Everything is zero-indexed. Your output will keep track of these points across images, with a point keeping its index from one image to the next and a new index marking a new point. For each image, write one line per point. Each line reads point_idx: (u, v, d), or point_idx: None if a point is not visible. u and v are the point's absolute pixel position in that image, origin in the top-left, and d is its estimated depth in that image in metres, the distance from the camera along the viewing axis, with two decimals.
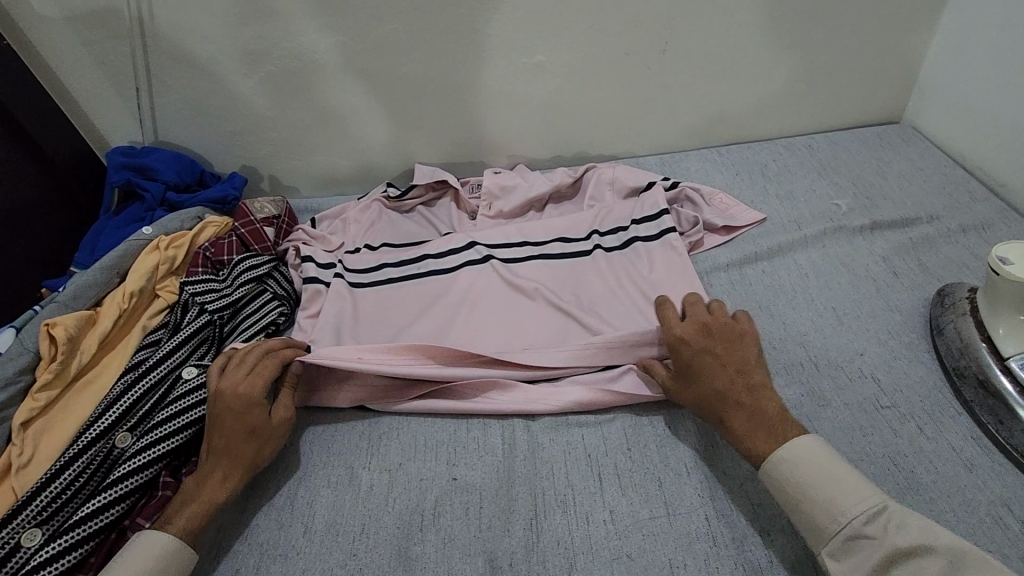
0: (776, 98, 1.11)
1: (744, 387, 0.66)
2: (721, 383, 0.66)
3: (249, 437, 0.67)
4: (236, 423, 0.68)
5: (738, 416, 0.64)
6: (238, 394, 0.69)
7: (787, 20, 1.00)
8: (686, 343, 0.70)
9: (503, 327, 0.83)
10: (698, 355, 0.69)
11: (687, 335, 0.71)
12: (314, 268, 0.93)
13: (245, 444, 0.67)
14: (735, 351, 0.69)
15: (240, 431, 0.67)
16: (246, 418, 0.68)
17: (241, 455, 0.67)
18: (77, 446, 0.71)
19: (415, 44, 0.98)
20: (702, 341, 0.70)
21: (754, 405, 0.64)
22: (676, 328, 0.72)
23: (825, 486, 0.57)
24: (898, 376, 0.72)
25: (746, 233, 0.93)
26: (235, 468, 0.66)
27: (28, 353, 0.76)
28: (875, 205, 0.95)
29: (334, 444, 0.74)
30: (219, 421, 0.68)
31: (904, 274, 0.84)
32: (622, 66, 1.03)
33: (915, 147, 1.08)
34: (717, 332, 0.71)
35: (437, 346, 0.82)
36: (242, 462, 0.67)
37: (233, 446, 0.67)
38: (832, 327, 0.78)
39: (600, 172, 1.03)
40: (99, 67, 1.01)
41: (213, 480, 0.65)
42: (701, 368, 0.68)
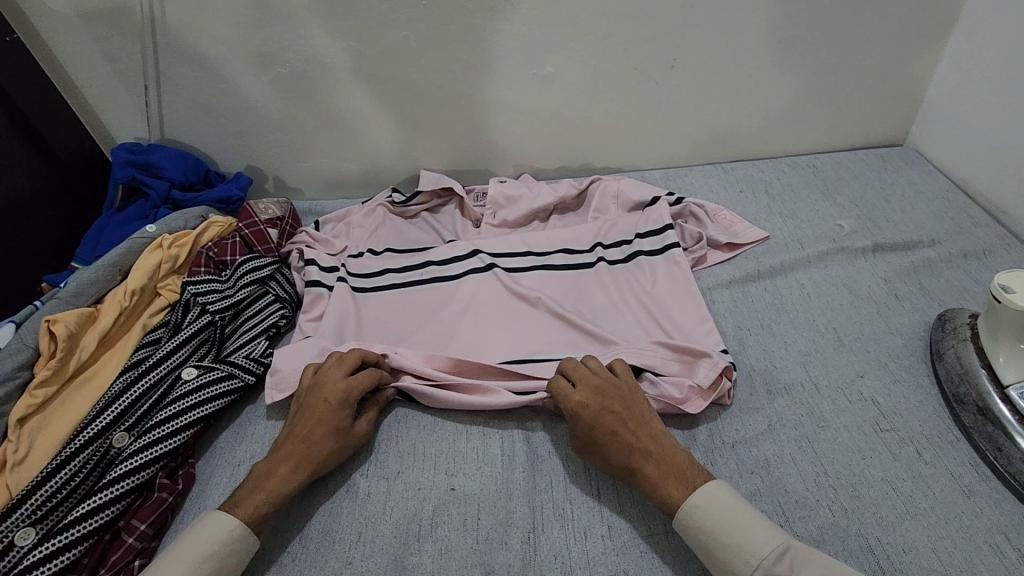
0: (780, 117, 1.12)
1: (645, 443, 0.64)
2: (625, 443, 0.64)
3: (329, 439, 0.68)
4: (325, 419, 0.68)
5: (650, 464, 0.63)
6: (338, 393, 0.70)
7: (795, 41, 1.01)
8: (586, 408, 0.66)
9: (505, 337, 0.83)
10: (599, 419, 0.65)
11: (586, 400, 0.67)
12: (316, 272, 0.93)
13: (323, 444, 0.67)
14: (628, 406, 0.67)
15: (327, 427, 0.68)
16: (336, 417, 0.68)
17: (317, 453, 0.67)
18: (74, 445, 0.70)
19: (425, 52, 0.99)
20: (605, 397, 0.67)
21: (657, 456, 0.63)
22: (572, 395, 0.68)
23: (733, 529, 0.57)
24: (898, 399, 0.72)
25: (749, 250, 0.94)
26: (308, 464, 0.66)
27: (27, 349, 0.75)
28: (878, 227, 0.96)
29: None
30: (308, 413, 0.69)
31: (905, 296, 0.85)
32: (629, 81, 1.04)
33: (917, 170, 1.09)
34: (606, 387, 0.68)
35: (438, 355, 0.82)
36: (317, 464, 0.67)
37: (316, 445, 0.67)
38: (833, 348, 0.78)
39: (604, 184, 1.03)
40: (107, 63, 1.01)
41: (283, 471, 0.65)
42: (600, 431, 0.65)
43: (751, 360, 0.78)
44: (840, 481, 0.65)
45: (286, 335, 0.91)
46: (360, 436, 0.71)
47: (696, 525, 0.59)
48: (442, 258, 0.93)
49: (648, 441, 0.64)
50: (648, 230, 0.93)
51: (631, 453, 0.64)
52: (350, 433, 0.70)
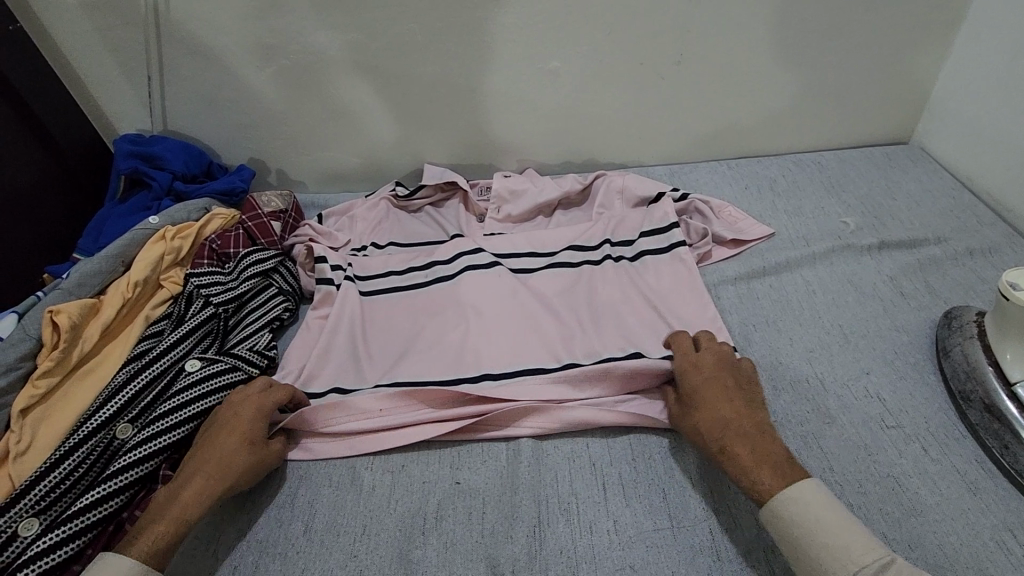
0: (785, 114, 1.12)
1: (740, 417, 0.64)
2: (723, 413, 0.65)
3: (244, 454, 0.66)
4: (238, 436, 0.66)
5: (737, 443, 0.62)
6: (250, 410, 0.69)
7: (800, 38, 1.01)
8: (698, 371, 0.69)
9: (510, 338, 0.81)
10: (705, 382, 0.68)
11: (702, 364, 0.70)
12: (326, 269, 0.90)
13: (236, 459, 0.65)
14: (736, 385, 0.68)
15: (243, 444, 0.66)
16: (250, 432, 0.67)
17: (233, 468, 0.64)
18: (77, 436, 0.70)
19: (431, 45, 0.98)
20: (719, 369, 0.69)
21: (750, 437, 0.62)
22: (692, 357, 0.71)
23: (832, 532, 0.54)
24: (904, 397, 0.72)
25: (754, 247, 0.93)
26: (224, 482, 0.63)
27: (30, 340, 0.75)
28: (884, 225, 0.95)
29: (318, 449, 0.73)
30: (220, 431, 0.67)
31: (911, 294, 0.84)
32: (637, 76, 1.03)
33: (923, 168, 1.09)
34: (724, 363, 0.70)
35: (444, 354, 0.80)
36: (229, 482, 0.64)
37: (228, 460, 0.65)
38: (838, 344, 0.78)
39: (609, 180, 1.03)
40: (110, 54, 1.00)
41: (193, 492, 0.62)
42: (701, 395, 0.67)
43: (756, 356, 0.78)
44: (848, 478, 0.65)
45: (289, 327, 0.91)
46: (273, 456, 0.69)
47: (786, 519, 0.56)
48: (446, 257, 0.93)
49: (744, 418, 0.64)
50: (654, 228, 0.93)
51: (725, 422, 0.64)
52: (264, 451, 0.68)
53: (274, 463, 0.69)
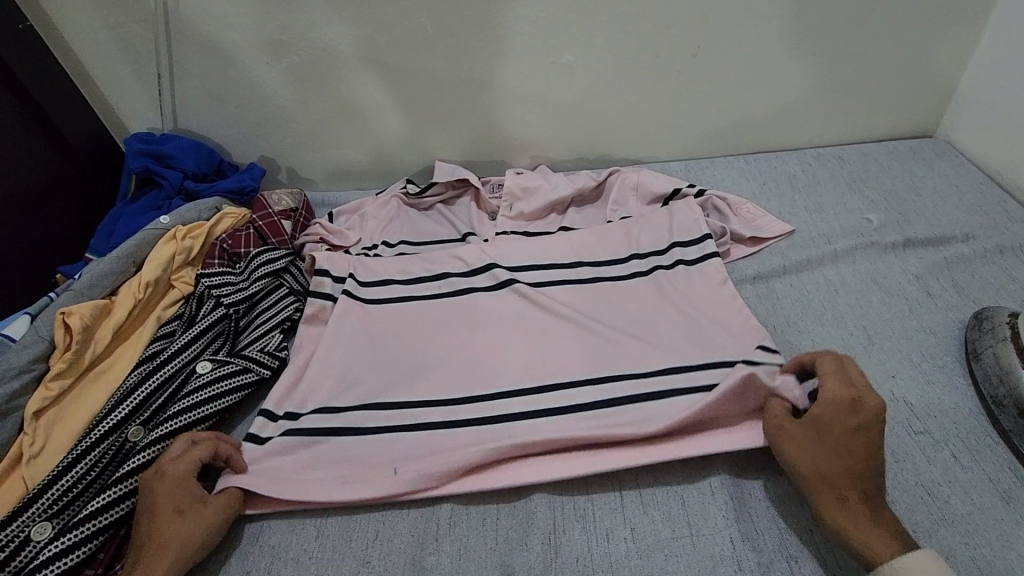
0: (804, 108, 1.09)
1: (869, 476, 0.59)
2: (857, 472, 0.59)
3: (169, 519, 0.61)
4: (161, 511, 0.61)
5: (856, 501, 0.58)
6: (168, 479, 0.63)
7: (822, 28, 0.98)
8: (853, 412, 0.62)
9: (528, 348, 0.79)
10: (854, 432, 0.61)
11: (857, 411, 0.62)
12: (330, 284, 0.88)
13: (170, 532, 0.60)
14: (875, 439, 0.61)
15: (169, 516, 0.61)
16: (171, 502, 0.62)
17: (162, 538, 0.60)
18: (90, 439, 0.70)
19: (442, 40, 0.96)
20: (866, 421, 0.61)
21: (876, 502, 0.58)
22: (847, 397, 0.63)
23: None
24: (932, 401, 0.70)
25: (774, 245, 0.91)
26: (166, 556, 0.59)
27: (42, 341, 0.74)
28: (908, 221, 0.92)
29: (307, 469, 0.70)
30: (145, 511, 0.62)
31: (938, 294, 0.81)
32: (652, 69, 1.01)
33: (949, 161, 1.05)
34: (869, 407, 0.62)
35: (457, 369, 0.78)
36: (167, 556, 0.59)
37: (159, 537, 0.60)
38: (863, 346, 0.76)
39: (624, 176, 1.01)
40: (121, 52, 1.00)
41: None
42: (834, 444, 0.61)
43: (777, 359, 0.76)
44: None
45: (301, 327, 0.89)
46: (216, 513, 0.63)
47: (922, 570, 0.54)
48: (458, 271, 0.90)
49: (870, 483, 0.59)
50: (691, 240, 0.88)
51: (850, 481, 0.59)
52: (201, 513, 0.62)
53: (225, 517, 0.63)
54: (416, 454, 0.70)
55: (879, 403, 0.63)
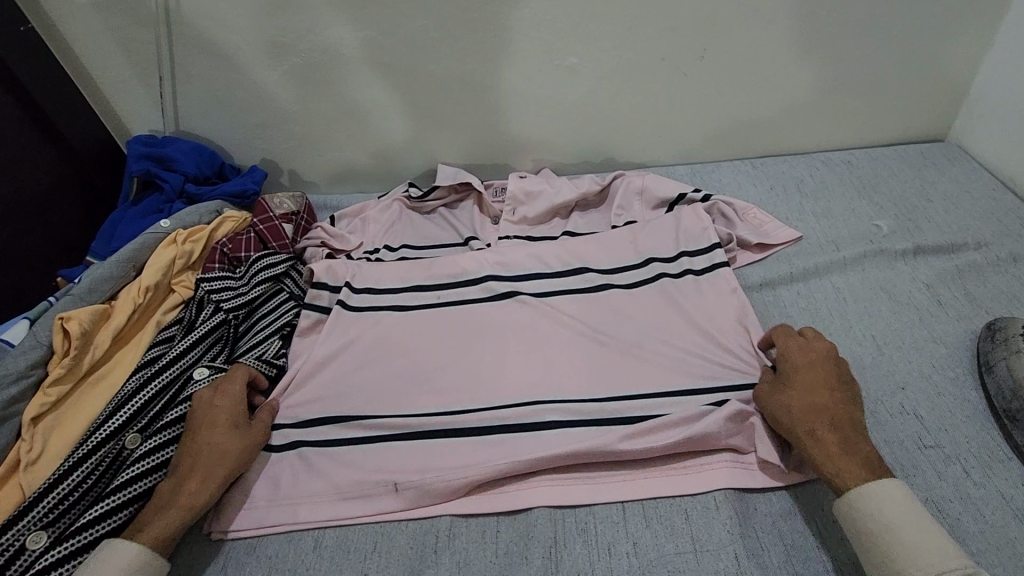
0: (813, 111, 1.07)
1: (838, 410, 0.64)
2: (826, 407, 0.64)
3: (237, 434, 0.68)
4: (212, 426, 0.68)
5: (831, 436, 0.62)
6: (220, 401, 0.70)
7: (830, 29, 0.96)
8: (804, 358, 0.69)
9: (530, 358, 0.78)
10: (812, 373, 0.67)
11: (812, 358, 0.69)
12: (328, 296, 0.87)
13: (219, 444, 0.67)
14: (833, 379, 0.67)
15: (214, 429, 0.68)
16: (221, 417, 0.69)
17: (227, 450, 0.66)
18: (86, 446, 0.69)
19: (445, 42, 0.95)
20: (817, 366, 0.68)
21: (850, 434, 0.62)
22: (802, 352, 0.70)
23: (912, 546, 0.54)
24: (943, 414, 0.68)
25: (780, 251, 0.89)
26: (212, 460, 0.65)
27: (41, 347, 0.74)
28: (919, 228, 0.90)
29: (304, 482, 0.69)
30: (194, 426, 0.68)
31: (949, 303, 0.80)
32: (658, 72, 1.00)
33: (961, 166, 1.03)
34: (821, 352, 0.69)
35: (460, 381, 0.77)
36: (214, 463, 0.65)
37: (209, 447, 0.66)
38: (872, 357, 0.74)
39: (628, 180, 1.00)
40: (122, 54, 0.99)
41: (197, 483, 0.64)
42: (798, 383, 0.67)
43: None
44: None
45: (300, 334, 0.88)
46: (255, 433, 0.70)
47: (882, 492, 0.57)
48: (457, 279, 0.88)
49: (843, 417, 0.63)
50: (699, 248, 0.87)
51: (824, 417, 0.63)
52: (246, 432, 0.69)
53: (262, 438, 0.70)
54: (414, 463, 0.69)
55: (831, 349, 0.70)
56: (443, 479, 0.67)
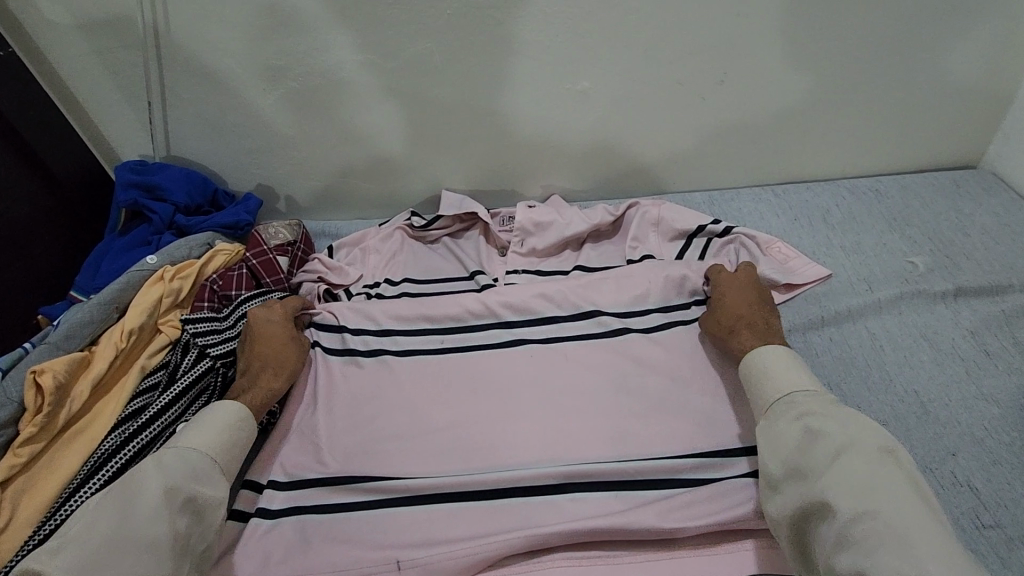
0: (838, 135, 1.01)
1: (757, 314, 0.73)
2: (741, 312, 0.74)
3: (291, 347, 0.76)
4: (276, 334, 0.76)
5: (746, 331, 0.72)
6: (281, 314, 0.78)
7: (859, 51, 0.91)
8: (733, 278, 0.79)
9: (543, 414, 0.73)
10: (738, 289, 0.77)
11: (742, 277, 0.78)
12: (323, 340, 0.81)
13: (285, 350, 0.76)
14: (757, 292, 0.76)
15: (278, 338, 0.76)
16: (284, 328, 0.77)
17: (286, 360, 0.75)
18: (60, 517, 0.65)
19: (450, 65, 0.90)
20: (742, 282, 0.78)
21: (761, 330, 0.71)
22: (736, 273, 0.79)
23: (775, 379, 0.64)
24: (1001, 486, 0.62)
25: (809, 291, 0.83)
26: (280, 363, 0.74)
27: (12, 404, 0.68)
28: (958, 266, 0.84)
29: (300, 557, 0.63)
30: (259, 332, 0.76)
31: (999, 354, 0.73)
32: (675, 95, 0.94)
33: (999, 196, 0.97)
34: (747, 273, 0.79)
35: (470, 439, 0.71)
36: (285, 365, 0.74)
37: (279, 351, 0.75)
38: (917, 417, 0.68)
39: (644, 210, 0.94)
40: (108, 77, 0.94)
41: (268, 383, 0.72)
42: (727, 292, 0.77)
43: None
44: None
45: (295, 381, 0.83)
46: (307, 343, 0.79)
47: (776, 360, 0.65)
48: (466, 318, 0.82)
49: (760, 320, 0.73)
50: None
51: (738, 317, 0.73)
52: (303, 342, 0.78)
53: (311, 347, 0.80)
54: (418, 535, 0.64)
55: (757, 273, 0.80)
56: (451, 555, 0.61)
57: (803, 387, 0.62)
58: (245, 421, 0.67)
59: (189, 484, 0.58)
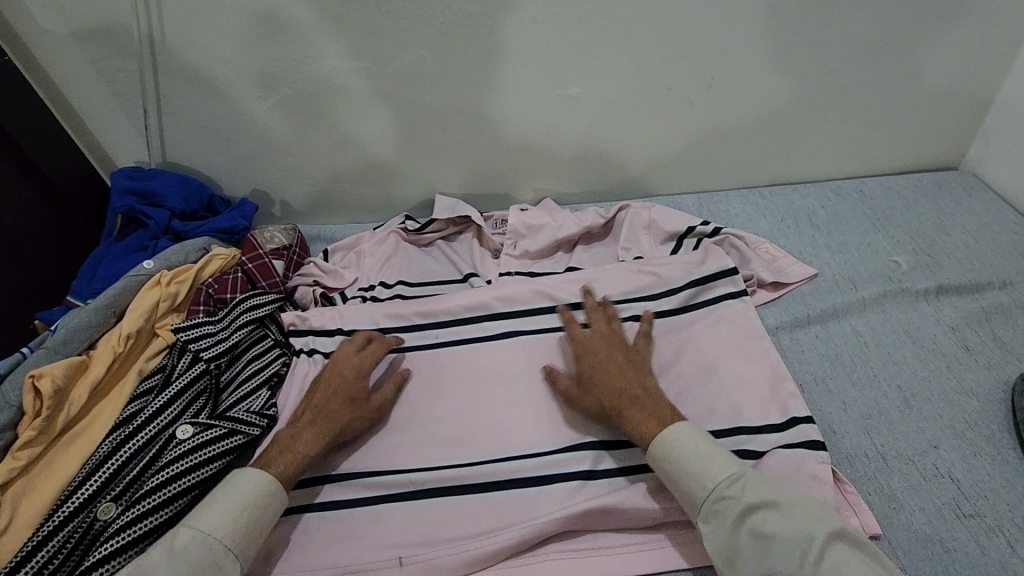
0: (822, 138, 1.04)
1: (632, 384, 0.69)
2: (617, 386, 0.69)
3: (348, 408, 0.70)
4: (341, 388, 0.71)
5: (631, 406, 0.67)
6: (354, 370, 0.73)
7: (841, 58, 0.93)
8: (589, 345, 0.74)
9: (537, 410, 0.74)
10: (602, 360, 0.72)
11: (596, 344, 0.74)
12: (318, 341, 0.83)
13: (341, 408, 0.70)
14: (623, 357, 0.73)
15: (341, 395, 0.71)
16: (349, 386, 0.71)
17: (338, 423, 0.69)
18: (57, 518, 0.65)
19: (442, 72, 0.91)
20: (607, 347, 0.74)
21: (648, 400, 0.68)
22: (585, 338, 0.75)
23: (695, 466, 0.61)
24: (980, 477, 0.64)
25: (795, 290, 0.85)
26: (328, 422, 0.69)
27: (10, 407, 0.69)
28: (939, 264, 0.87)
29: (304, 555, 0.64)
30: (324, 381, 0.72)
31: (978, 349, 0.76)
32: (664, 101, 0.96)
33: (979, 196, 1.00)
34: (601, 335, 0.75)
35: (468, 434, 0.72)
36: (332, 426, 0.69)
37: (332, 409, 0.70)
38: (899, 411, 0.70)
39: (634, 213, 0.96)
40: (104, 85, 0.95)
41: (306, 442, 0.67)
42: (592, 374, 0.71)
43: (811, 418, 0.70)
44: None
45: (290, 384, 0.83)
46: (376, 410, 0.72)
47: (684, 441, 0.62)
48: (460, 314, 0.83)
49: (637, 387, 0.69)
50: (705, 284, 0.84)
51: (616, 396, 0.68)
52: (366, 404, 0.72)
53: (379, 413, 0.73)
54: (417, 532, 0.65)
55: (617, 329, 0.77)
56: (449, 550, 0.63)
57: (725, 478, 0.59)
58: (273, 494, 0.63)
59: (200, 575, 0.56)
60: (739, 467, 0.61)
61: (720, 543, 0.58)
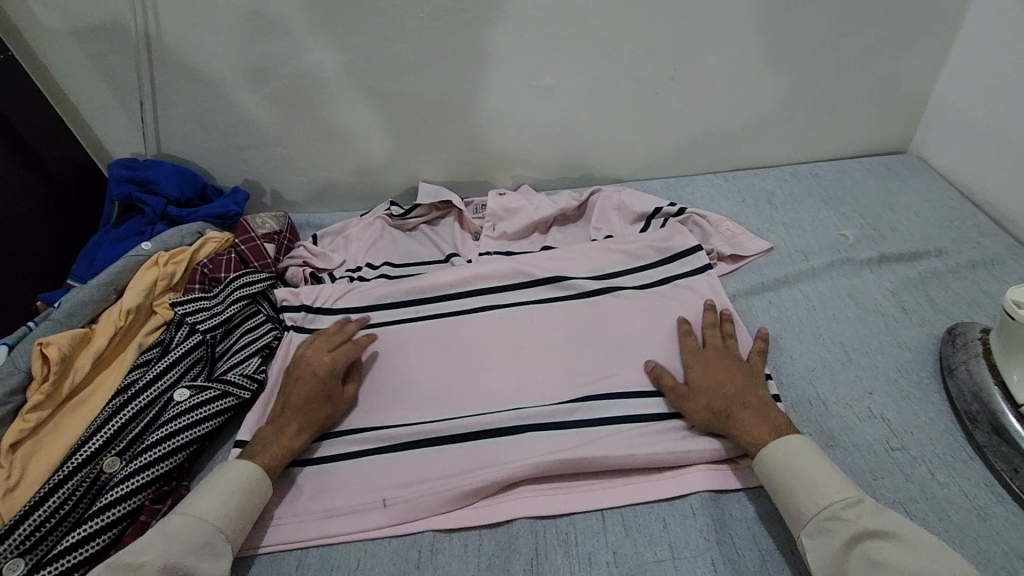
0: (780, 126, 1.11)
1: (745, 394, 0.70)
2: (722, 391, 0.71)
3: (323, 403, 0.73)
4: (315, 385, 0.73)
5: (742, 412, 0.68)
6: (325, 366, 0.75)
7: (792, 51, 1.01)
8: (697, 360, 0.75)
9: (511, 370, 0.80)
10: (709, 371, 0.73)
11: (706, 354, 0.76)
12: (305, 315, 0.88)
13: (317, 406, 0.72)
14: (733, 368, 0.73)
15: (315, 392, 0.73)
16: (326, 383, 0.74)
17: (314, 417, 0.72)
18: (66, 469, 0.70)
19: (424, 65, 0.98)
20: (710, 361, 0.75)
21: (760, 410, 0.68)
22: (696, 351, 0.77)
23: (806, 480, 0.61)
24: (909, 417, 0.71)
25: (751, 262, 0.92)
26: (307, 417, 0.72)
27: (19, 373, 0.74)
28: (882, 237, 0.94)
29: (296, 501, 0.70)
30: (299, 381, 0.74)
31: (914, 309, 0.83)
32: (631, 91, 1.03)
33: (923, 176, 1.08)
34: (711, 349, 0.76)
35: (447, 393, 0.78)
36: (311, 423, 0.72)
37: (309, 406, 0.72)
38: (840, 364, 0.77)
39: (605, 196, 1.03)
40: (102, 80, 1.00)
41: (288, 437, 0.70)
42: (701, 380, 0.73)
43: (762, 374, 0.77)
44: None
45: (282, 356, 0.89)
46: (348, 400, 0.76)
47: (793, 456, 0.62)
48: (441, 291, 0.89)
49: (750, 396, 0.69)
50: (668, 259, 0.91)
51: (728, 402, 0.69)
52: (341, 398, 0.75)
53: (349, 404, 0.76)
54: (402, 478, 0.70)
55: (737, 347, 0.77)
56: (431, 492, 0.68)
57: (845, 499, 0.58)
58: (262, 484, 0.66)
59: (188, 556, 0.58)
60: (857, 493, 0.59)
61: (820, 560, 0.57)
